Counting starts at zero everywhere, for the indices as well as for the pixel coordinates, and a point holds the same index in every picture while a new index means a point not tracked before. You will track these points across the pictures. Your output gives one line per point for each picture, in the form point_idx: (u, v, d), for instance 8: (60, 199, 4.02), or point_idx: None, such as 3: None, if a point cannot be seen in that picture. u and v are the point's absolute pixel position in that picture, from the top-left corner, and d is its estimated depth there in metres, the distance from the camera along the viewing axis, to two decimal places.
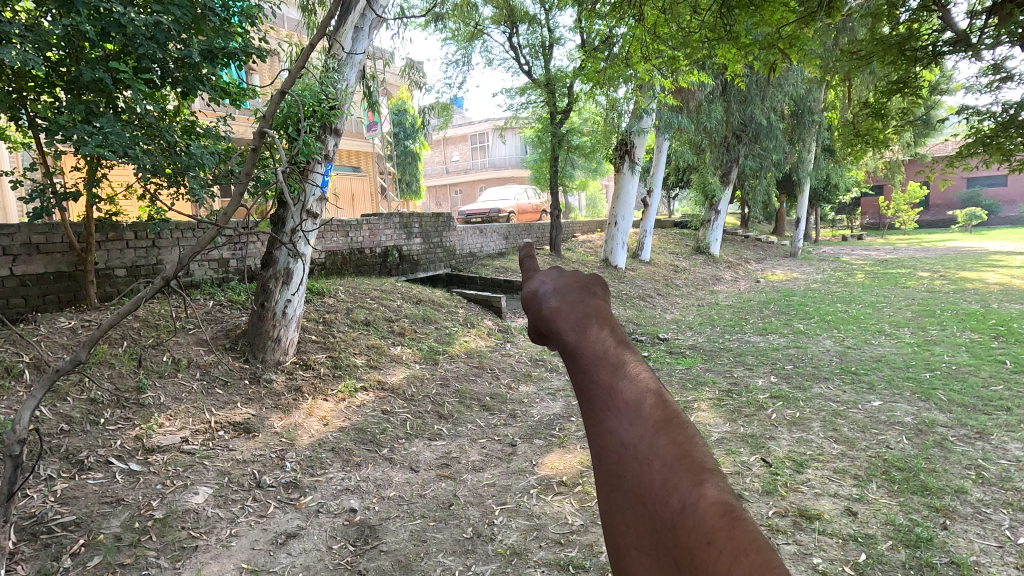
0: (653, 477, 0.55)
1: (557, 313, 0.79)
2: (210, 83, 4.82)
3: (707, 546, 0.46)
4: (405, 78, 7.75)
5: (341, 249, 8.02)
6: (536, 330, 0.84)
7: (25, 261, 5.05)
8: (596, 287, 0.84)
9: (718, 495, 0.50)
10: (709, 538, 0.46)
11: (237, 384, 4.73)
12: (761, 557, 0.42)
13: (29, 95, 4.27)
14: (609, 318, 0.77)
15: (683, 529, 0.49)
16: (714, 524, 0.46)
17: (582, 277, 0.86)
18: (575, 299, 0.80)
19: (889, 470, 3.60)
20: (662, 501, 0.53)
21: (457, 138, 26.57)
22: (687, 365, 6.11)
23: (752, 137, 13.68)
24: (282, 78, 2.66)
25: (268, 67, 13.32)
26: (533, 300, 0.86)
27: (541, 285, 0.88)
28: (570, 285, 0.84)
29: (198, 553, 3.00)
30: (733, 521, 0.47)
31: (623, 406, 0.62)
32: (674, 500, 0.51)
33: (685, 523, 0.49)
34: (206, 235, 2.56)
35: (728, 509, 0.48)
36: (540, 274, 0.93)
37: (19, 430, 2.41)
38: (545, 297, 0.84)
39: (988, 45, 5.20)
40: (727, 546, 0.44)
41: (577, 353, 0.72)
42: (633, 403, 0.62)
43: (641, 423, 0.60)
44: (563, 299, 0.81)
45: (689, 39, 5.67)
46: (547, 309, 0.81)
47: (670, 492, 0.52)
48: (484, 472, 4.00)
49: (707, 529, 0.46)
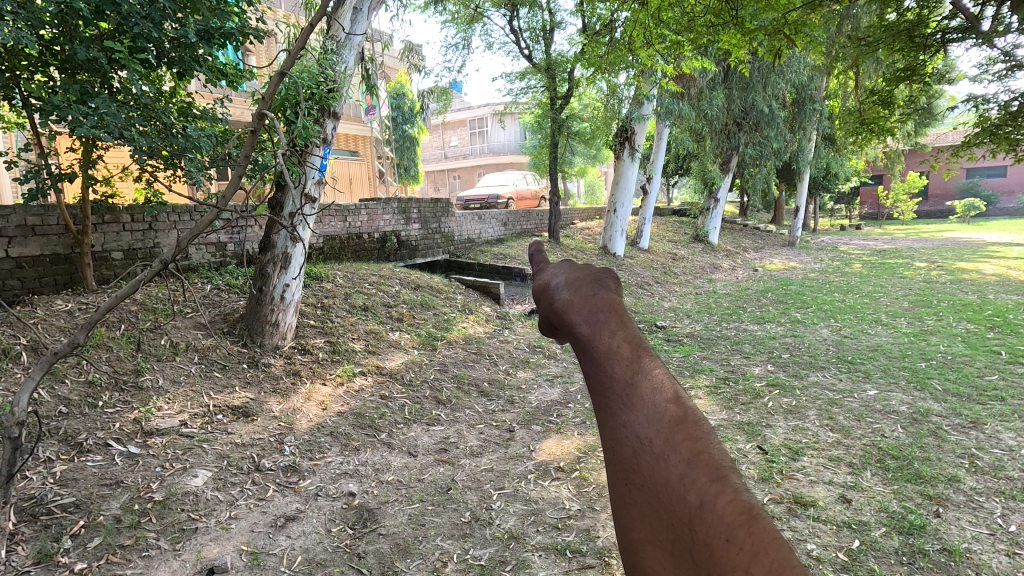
0: (669, 472, 0.52)
1: (570, 305, 0.76)
2: (206, 65, 4.73)
3: (724, 542, 0.43)
4: (404, 61, 7.64)
5: (339, 234, 7.99)
6: (546, 323, 0.82)
7: (21, 243, 5.02)
8: (609, 280, 0.81)
9: (740, 495, 0.48)
10: (728, 534, 0.43)
11: (235, 368, 4.72)
12: (781, 556, 0.40)
13: (22, 74, 4.20)
14: (623, 312, 0.74)
15: (700, 523, 0.46)
16: (734, 522, 0.44)
17: (594, 270, 0.84)
18: (588, 292, 0.77)
19: (884, 458, 3.63)
20: (678, 496, 0.50)
21: (456, 123, 26.42)
22: (684, 353, 6.14)
23: (752, 125, 13.58)
24: (281, 59, 2.55)
25: (265, 49, 13.22)
26: (545, 293, 0.84)
27: (554, 278, 0.86)
28: (583, 278, 0.82)
29: (197, 535, 3.03)
30: (754, 519, 0.44)
31: (641, 402, 0.60)
32: (691, 496, 0.49)
33: (702, 518, 0.46)
34: (205, 218, 2.48)
35: (748, 507, 0.46)
36: (552, 267, 0.91)
37: (18, 412, 2.40)
38: (558, 290, 0.82)
39: (1000, 33, 5.13)
40: (744, 544, 0.41)
41: (589, 347, 0.69)
42: (649, 401, 0.60)
43: (658, 418, 0.58)
44: (575, 292, 0.79)
45: (693, 24, 5.64)
46: (559, 301, 0.78)
47: (687, 488, 0.50)
48: (483, 457, 4.03)
49: (727, 525, 0.44)
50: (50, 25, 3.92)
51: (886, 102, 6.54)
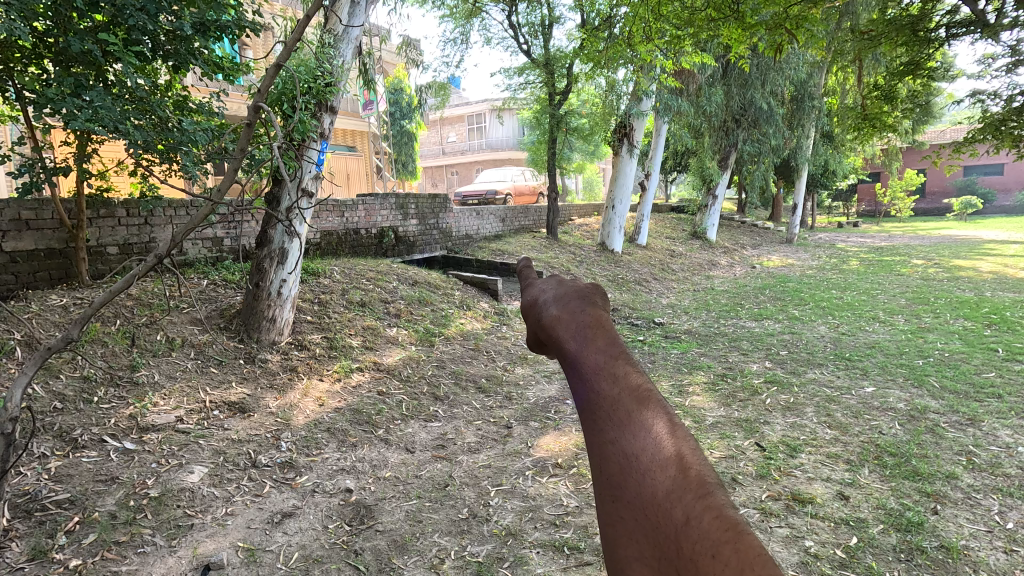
0: (656, 488, 0.49)
1: (558, 321, 0.73)
2: (202, 57, 4.63)
3: (711, 559, 0.39)
4: (403, 55, 7.56)
5: (336, 230, 7.96)
6: (535, 340, 0.78)
7: (15, 237, 4.97)
8: (599, 297, 0.77)
9: (726, 511, 0.44)
10: (713, 551, 0.39)
11: (231, 363, 4.69)
12: (768, 570, 0.36)
13: (15, 66, 4.14)
14: (613, 329, 0.70)
15: (687, 540, 0.42)
16: (719, 537, 0.40)
17: (582, 285, 0.80)
18: (576, 308, 0.74)
19: (881, 456, 3.63)
20: (664, 513, 0.46)
21: (455, 119, 26.40)
22: (682, 349, 6.13)
23: (752, 121, 13.55)
24: (276, 51, 2.46)
25: (262, 42, 13.13)
26: (534, 308, 0.81)
27: (542, 293, 0.82)
28: (573, 293, 0.78)
29: (193, 531, 3.02)
30: (740, 535, 0.40)
31: (631, 419, 0.56)
32: (678, 512, 0.45)
33: (688, 535, 0.42)
34: (200, 213, 2.42)
35: (734, 523, 0.42)
36: (541, 283, 0.88)
37: (10, 408, 2.37)
38: (546, 305, 0.78)
39: (1005, 27, 5.09)
40: (730, 560, 0.37)
41: (576, 361, 0.65)
42: (639, 419, 0.56)
43: (647, 436, 0.54)
44: (564, 308, 0.75)
45: (694, 18, 5.57)
46: (547, 317, 0.75)
47: (674, 505, 0.46)
48: (480, 454, 4.01)
49: (712, 541, 0.40)
50: (44, 16, 3.87)
51: (890, 97, 6.48)
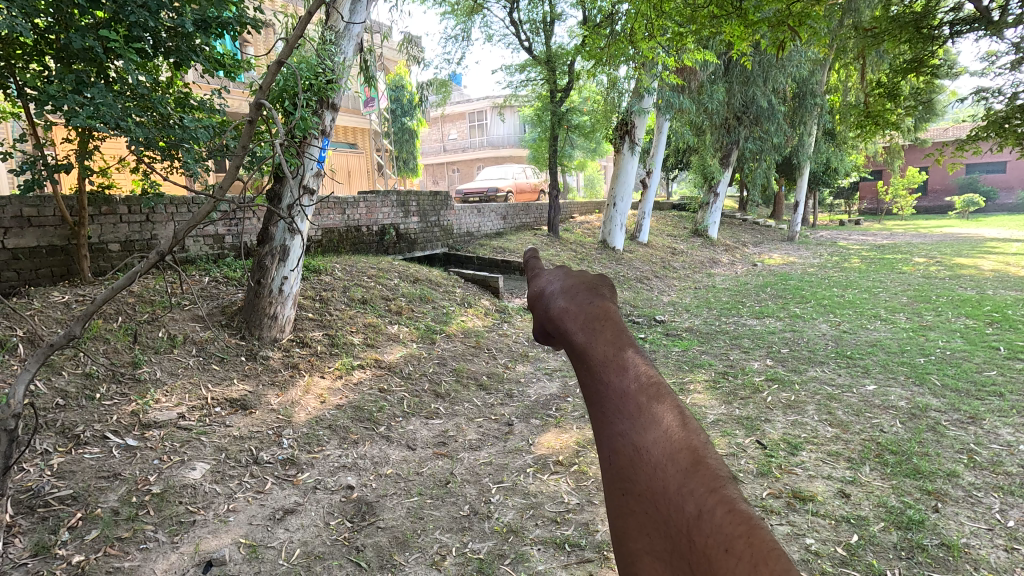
0: (667, 481, 0.49)
1: (564, 313, 0.72)
2: (204, 54, 4.64)
3: (723, 553, 0.39)
4: (404, 52, 7.56)
5: (338, 227, 7.95)
6: (541, 332, 0.77)
7: (17, 234, 4.97)
8: (605, 289, 0.77)
9: (739, 505, 0.43)
10: (726, 544, 0.39)
11: (233, 360, 4.70)
12: (782, 565, 0.35)
13: (17, 64, 4.15)
14: (620, 320, 0.70)
15: (699, 534, 0.42)
16: (732, 532, 0.40)
17: (589, 278, 0.80)
18: (582, 300, 0.73)
19: (882, 453, 3.63)
20: (675, 507, 0.46)
21: (456, 117, 26.44)
22: (683, 347, 6.14)
23: (753, 119, 13.45)
24: (278, 48, 2.44)
25: (262, 39, 13.18)
26: (539, 300, 0.80)
27: (548, 285, 0.82)
28: (579, 285, 0.77)
29: (195, 527, 3.03)
30: (753, 529, 0.40)
31: (641, 412, 0.56)
32: (689, 506, 0.45)
33: (700, 528, 0.42)
34: (202, 209, 2.41)
35: (747, 517, 0.42)
36: (547, 274, 0.87)
37: (14, 404, 2.36)
38: (553, 297, 0.77)
39: (1009, 25, 5.06)
40: (745, 555, 0.37)
41: (586, 355, 0.65)
42: (651, 414, 0.56)
43: (657, 428, 0.54)
44: (571, 300, 0.74)
45: (696, 15, 5.53)
46: (555, 309, 0.74)
47: (685, 498, 0.46)
48: (481, 451, 4.02)
49: (724, 535, 0.40)
50: (45, 13, 3.87)
51: (892, 94, 6.47)
